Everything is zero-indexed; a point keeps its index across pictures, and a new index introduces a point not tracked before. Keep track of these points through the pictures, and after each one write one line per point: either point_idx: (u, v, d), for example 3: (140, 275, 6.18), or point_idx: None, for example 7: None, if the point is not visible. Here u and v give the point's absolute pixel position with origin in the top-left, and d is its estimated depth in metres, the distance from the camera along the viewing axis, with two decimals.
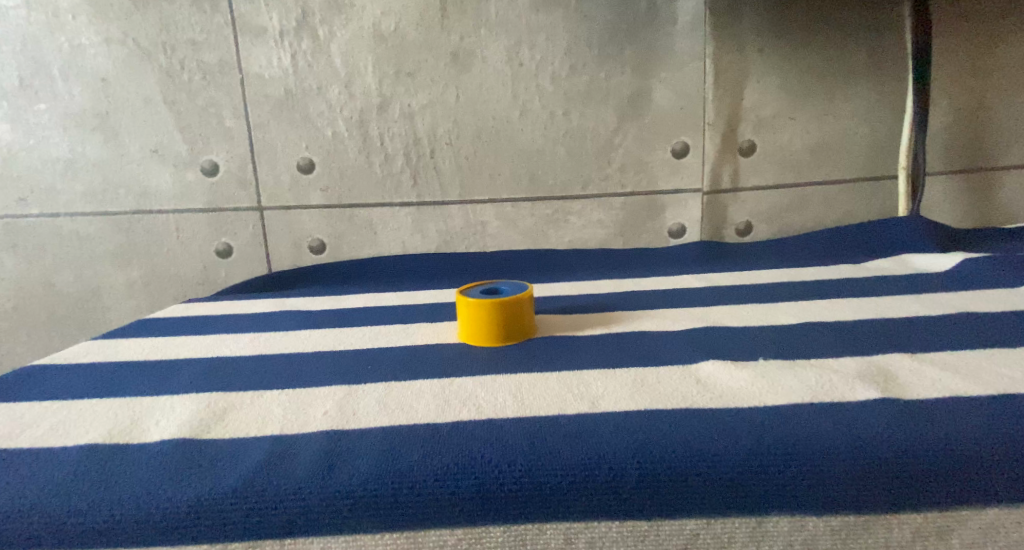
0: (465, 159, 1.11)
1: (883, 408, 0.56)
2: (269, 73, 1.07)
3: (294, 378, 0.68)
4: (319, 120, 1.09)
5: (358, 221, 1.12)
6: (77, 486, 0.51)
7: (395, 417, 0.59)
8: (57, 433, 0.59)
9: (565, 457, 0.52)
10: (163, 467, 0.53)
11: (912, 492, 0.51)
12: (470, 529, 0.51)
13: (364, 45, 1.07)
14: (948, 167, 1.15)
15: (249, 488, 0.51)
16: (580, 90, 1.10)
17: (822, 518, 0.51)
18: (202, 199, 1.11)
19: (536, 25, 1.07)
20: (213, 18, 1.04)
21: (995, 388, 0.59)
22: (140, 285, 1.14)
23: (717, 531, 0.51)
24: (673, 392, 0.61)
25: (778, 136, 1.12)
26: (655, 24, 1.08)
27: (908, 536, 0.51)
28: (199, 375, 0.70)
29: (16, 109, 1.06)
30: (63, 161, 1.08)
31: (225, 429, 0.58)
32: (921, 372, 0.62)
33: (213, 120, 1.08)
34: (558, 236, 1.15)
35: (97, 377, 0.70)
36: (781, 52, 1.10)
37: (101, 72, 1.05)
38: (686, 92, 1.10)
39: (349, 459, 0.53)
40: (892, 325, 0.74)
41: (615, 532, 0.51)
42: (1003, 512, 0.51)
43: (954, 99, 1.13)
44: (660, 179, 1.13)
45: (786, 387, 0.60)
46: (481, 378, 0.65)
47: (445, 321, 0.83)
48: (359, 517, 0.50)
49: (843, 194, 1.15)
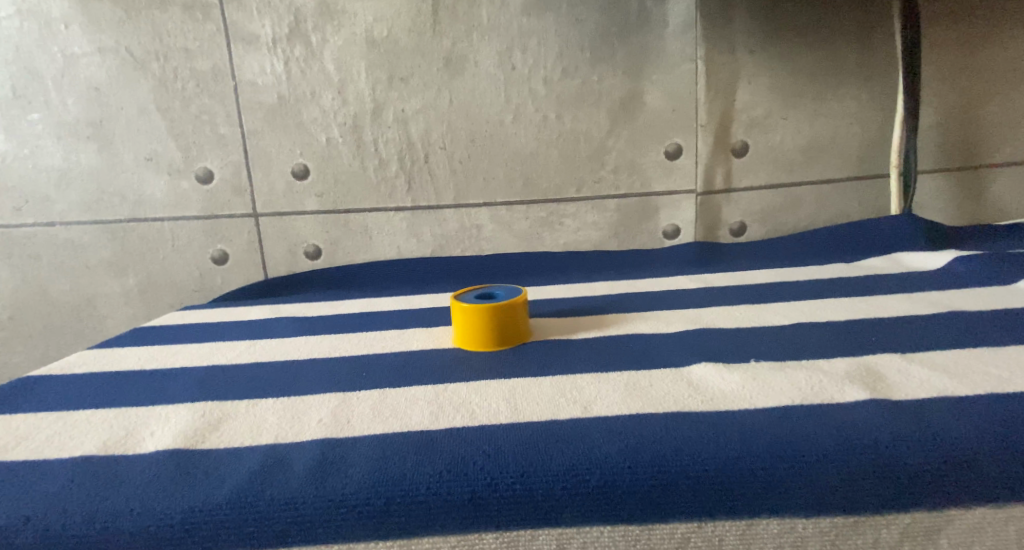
0: (459, 163, 1.12)
1: (870, 408, 0.57)
2: (262, 80, 1.07)
3: (289, 385, 0.68)
4: (314, 126, 1.09)
5: (354, 227, 1.13)
6: (73, 498, 0.52)
7: (389, 424, 0.59)
8: (52, 445, 0.59)
9: (557, 463, 0.53)
10: (159, 478, 0.53)
11: (899, 492, 0.51)
12: (465, 534, 0.51)
13: (358, 51, 1.07)
14: (939, 166, 1.15)
15: (244, 497, 0.51)
16: (572, 93, 1.10)
17: (810, 519, 0.51)
18: (197, 207, 1.11)
19: (527, 29, 1.08)
20: (205, 26, 1.05)
21: (983, 388, 0.59)
22: (136, 293, 1.14)
23: (706, 533, 0.52)
24: (664, 396, 0.61)
25: (770, 137, 1.13)
26: (646, 26, 1.09)
27: (897, 537, 0.52)
28: (196, 384, 0.70)
29: (10, 119, 1.06)
30: (57, 170, 1.08)
31: (219, 439, 0.59)
32: (910, 373, 0.63)
33: (207, 128, 1.08)
34: (553, 239, 1.15)
35: (93, 387, 0.71)
36: (772, 54, 1.10)
37: (94, 82, 1.06)
38: (678, 93, 1.11)
39: (344, 467, 0.53)
40: (881, 325, 0.74)
41: (607, 536, 0.52)
42: (990, 512, 0.52)
43: (943, 98, 1.13)
44: (653, 181, 1.14)
45: (777, 389, 0.61)
46: (475, 384, 0.66)
47: (439, 325, 0.84)
48: (353, 525, 0.51)
49: (836, 193, 1.16)
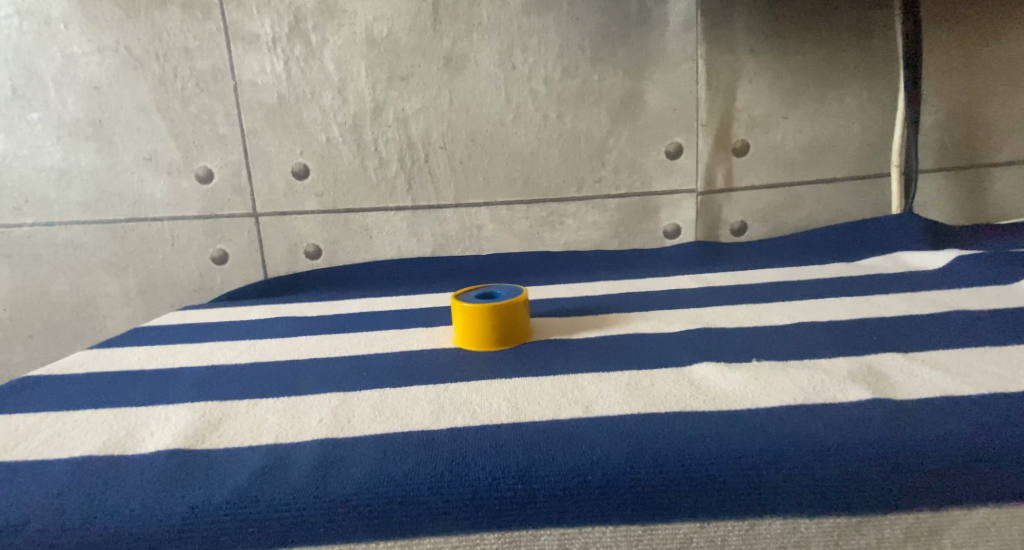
0: (460, 163, 1.12)
1: (873, 408, 0.57)
2: (262, 79, 1.07)
3: (290, 385, 0.68)
4: (314, 126, 1.09)
5: (354, 226, 1.13)
6: (73, 499, 0.52)
7: (390, 424, 0.59)
8: (53, 445, 0.59)
9: (558, 463, 0.52)
10: (159, 478, 0.53)
11: (902, 492, 0.51)
12: (466, 534, 0.51)
13: (358, 51, 1.07)
14: (939, 165, 1.15)
15: (244, 497, 0.51)
16: (573, 93, 1.10)
17: (814, 519, 0.51)
18: (196, 207, 1.11)
19: (528, 28, 1.08)
20: (205, 25, 1.05)
21: (987, 388, 0.59)
22: (136, 293, 1.14)
23: (709, 534, 0.51)
24: (666, 396, 0.61)
25: (771, 136, 1.13)
26: (647, 25, 1.08)
27: (900, 536, 0.51)
28: (196, 383, 0.70)
29: (10, 119, 1.06)
30: (57, 170, 1.08)
31: (219, 439, 0.58)
32: (913, 373, 0.62)
33: (206, 127, 1.08)
34: (554, 239, 1.15)
35: (93, 387, 0.71)
36: (773, 53, 1.10)
37: (94, 81, 1.05)
38: (679, 92, 1.11)
39: (345, 467, 0.53)
40: (883, 325, 0.74)
41: (609, 536, 0.51)
42: (994, 512, 0.51)
43: (944, 97, 1.13)
44: (654, 180, 1.14)
45: (779, 389, 0.61)
46: (476, 384, 0.66)
47: (439, 325, 0.84)
48: (354, 526, 0.51)
49: (837, 193, 1.16)
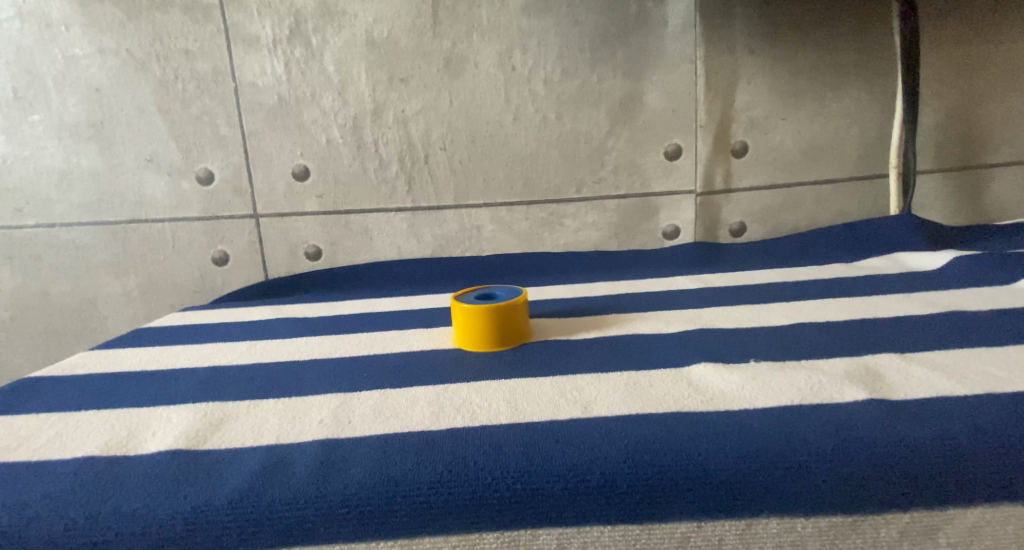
0: (460, 163, 1.12)
1: (870, 407, 0.57)
2: (263, 81, 1.07)
3: (290, 386, 0.68)
4: (314, 127, 1.09)
5: (354, 227, 1.13)
6: (74, 499, 0.52)
7: (390, 424, 0.59)
8: (55, 446, 0.59)
9: (557, 463, 0.53)
10: (160, 479, 0.53)
11: (898, 492, 0.52)
12: (465, 534, 0.52)
13: (358, 52, 1.07)
14: (938, 166, 1.15)
15: (245, 497, 0.51)
16: (572, 94, 1.10)
17: (810, 519, 0.52)
18: (197, 208, 1.11)
19: (527, 29, 1.08)
20: (206, 27, 1.05)
21: (982, 389, 0.59)
22: (137, 294, 1.14)
23: (706, 533, 0.52)
24: (664, 396, 0.61)
25: (770, 137, 1.13)
26: (646, 27, 1.09)
27: (896, 535, 0.52)
28: (197, 384, 0.71)
29: (11, 121, 1.06)
30: (58, 171, 1.09)
31: (221, 438, 0.59)
32: (910, 373, 0.63)
33: (207, 129, 1.09)
34: (553, 239, 1.16)
35: (95, 388, 0.71)
36: (772, 54, 1.10)
37: (95, 83, 1.06)
38: (678, 93, 1.11)
39: (345, 467, 0.54)
40: (880, 325, 0.75)
41: (607, 536, 0.52)
42: (989, 511, 0.52)
43: (943, 98, 1.13)
44: (653, 181, 1.14)
45: (777, 389, 0.61)
46: (475, 384, 0.66)
47: (439, 326, 0.84)
48: (354, 525, 0.51)
49: (836, 193, 1.16)
